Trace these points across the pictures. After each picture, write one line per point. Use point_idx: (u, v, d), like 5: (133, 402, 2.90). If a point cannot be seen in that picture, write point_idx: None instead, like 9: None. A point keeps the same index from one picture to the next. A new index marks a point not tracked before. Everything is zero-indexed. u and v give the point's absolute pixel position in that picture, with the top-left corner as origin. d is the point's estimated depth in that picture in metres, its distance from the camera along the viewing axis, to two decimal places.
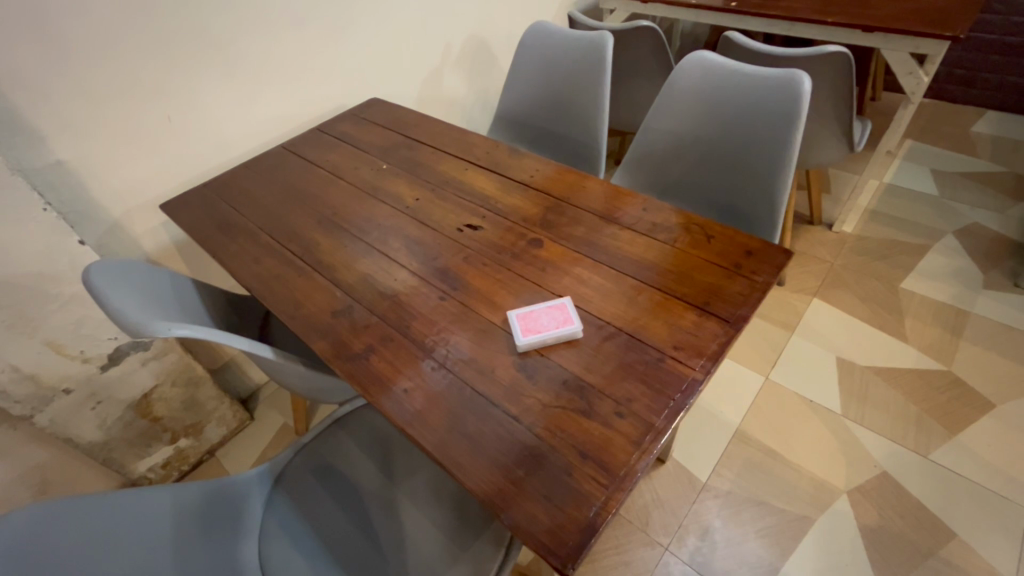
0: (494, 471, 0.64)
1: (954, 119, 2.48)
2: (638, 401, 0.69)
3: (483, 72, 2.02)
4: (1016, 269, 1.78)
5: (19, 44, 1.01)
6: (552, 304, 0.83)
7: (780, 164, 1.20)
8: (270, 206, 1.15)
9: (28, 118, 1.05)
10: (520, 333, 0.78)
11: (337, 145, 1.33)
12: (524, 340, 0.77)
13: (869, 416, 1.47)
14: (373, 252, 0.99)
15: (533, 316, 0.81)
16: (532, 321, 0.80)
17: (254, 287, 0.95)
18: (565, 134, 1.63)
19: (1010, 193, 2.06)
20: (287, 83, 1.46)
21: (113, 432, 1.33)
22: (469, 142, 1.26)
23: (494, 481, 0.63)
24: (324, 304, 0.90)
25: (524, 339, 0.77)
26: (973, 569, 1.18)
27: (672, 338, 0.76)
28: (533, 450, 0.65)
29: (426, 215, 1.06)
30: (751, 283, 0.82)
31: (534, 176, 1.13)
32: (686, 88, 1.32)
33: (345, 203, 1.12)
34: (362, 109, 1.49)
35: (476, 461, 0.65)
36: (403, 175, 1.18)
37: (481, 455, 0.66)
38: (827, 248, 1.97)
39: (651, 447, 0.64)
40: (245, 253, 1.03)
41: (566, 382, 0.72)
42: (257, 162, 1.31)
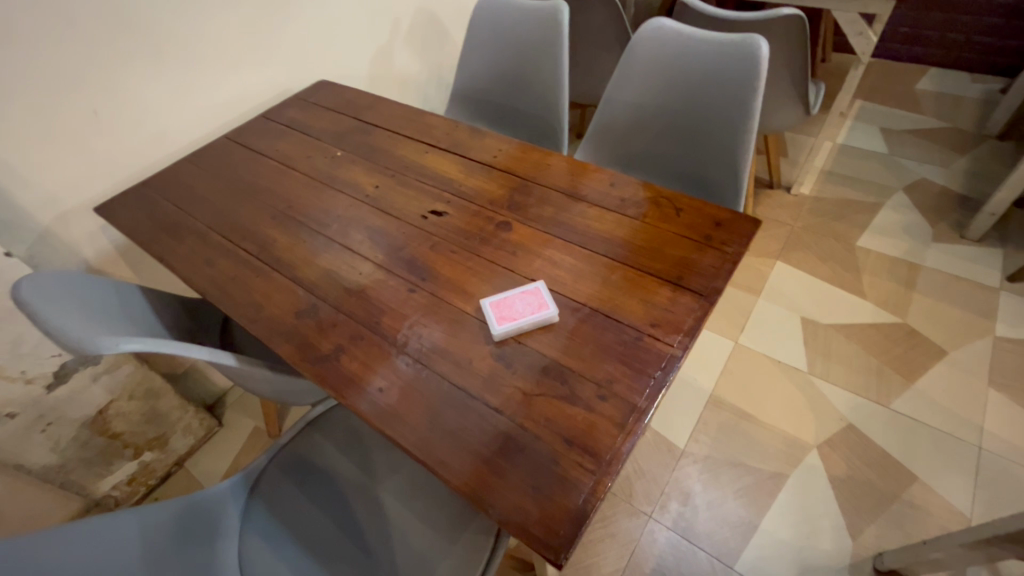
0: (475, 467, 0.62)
1: (899, 77, 2.55)
2: (619, 382, 0.68)
3: (437, 47, 1.94)
4: (961, 221, 1.87)
5: None
6: (527, 287, 0.81)
7: (741, 132, 1.20)
8: (218, 203, 1.08)
9: None
10: (494, 323, 0.76)
11: (285, 132, 1.25)
12: (499, 329, 0.75)
13: (834, 371, 1.53)
14: (334, 246, 0.94)
15: (507, 303, 0.79)
16: (506, 308, 0.78)
17: (208, 291, 0.89)
18: (526, 110, 1.59)
19: (952, 147, 2.15)
20: (224, 68, 1.35)
21: (69, 454, 1.26)
22: (426, 123, 1.20)
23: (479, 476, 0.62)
24: (286, 305, 0.85)
25: (498, 328, 0.75)
26: (934, 508, 1.25)
27: (649, 315, 0.76)
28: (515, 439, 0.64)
29: (388, 203, 1.01)
30: (722, 255, 0.82)
31: (497, 155, 1.09)
32: (645, 57, 1.30)
33: (299, 195, 1.06)
34: (310, 92, 1.40)
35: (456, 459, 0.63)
36: (359, 162, 1.12)
37: (461, 450, 0.64)
38: (787, 211, 2.01)
39: (636, 429, 0.63)
40: (195, 255, 0.97)
41: (546, 369, 0.71)
42: (199, 155, 1.22)
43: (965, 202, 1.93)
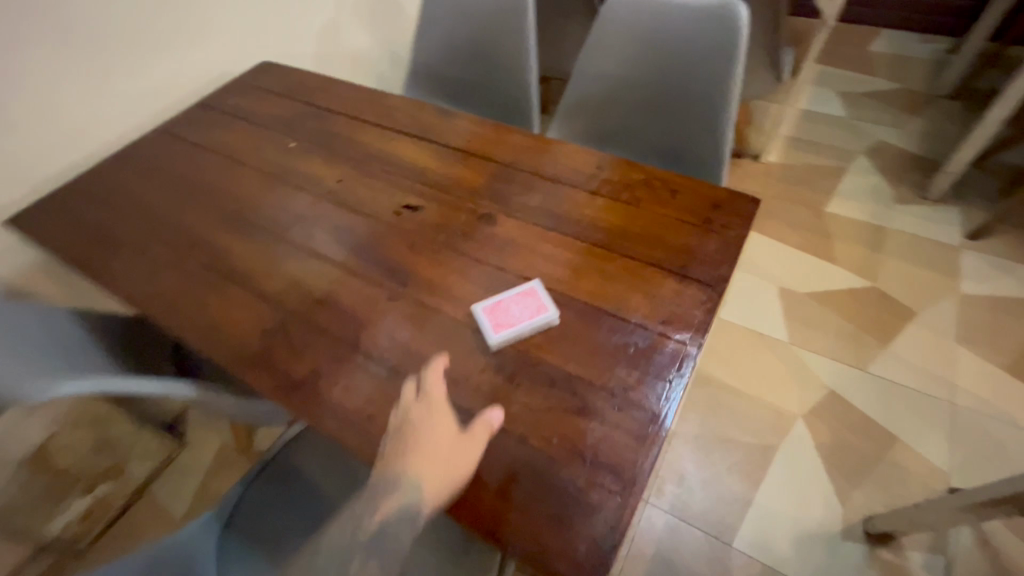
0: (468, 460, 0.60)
1: (853, 39, 2.57)
2: (633, 388, 0.63)
3: (390, 20, 1.78)
4: (921, 182, 1.91)
5: None
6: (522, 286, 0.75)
7: (722, 104, 1.15)
8: (157, 207, 0.94)
9: None
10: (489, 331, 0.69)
11: (227, 122, 1.11)
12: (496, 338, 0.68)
13: (813, 339, 1.54)
14: (299, 252, 0.83)
15: (501, 307, 0.72)
16: (502, 313, 0.71)
17: (155, 313, 0.78)
18: (492, 86, 1.49)
19: (909, 109, 2.18)
20: (148, 50, 1.19)
21: (8, 497, 1.16)
22: (388, 105, 1.09)
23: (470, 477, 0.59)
24: (250, 324, 0.75)
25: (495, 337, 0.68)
26: (915, 467, 1.29)
27: (656, 311, 0.70)
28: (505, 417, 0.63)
29: (355, 199, 0.91)
30: (724, 240, 0.77)
31: (471, 138, 0.99)
32: (619, 26, 1.22)
33: (252, 194, 0.94)
34: (251, 75, 1.25)
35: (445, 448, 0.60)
36: (317, 153, 1.00)
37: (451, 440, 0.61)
38: (757, 180, 1.99)
39: (657, 440, 0.59)
40: (134, 271, 0.84)
41: (553, 379, 0.65)
42: (129, 152, 1.06)
43: (923, 163, 1.97)
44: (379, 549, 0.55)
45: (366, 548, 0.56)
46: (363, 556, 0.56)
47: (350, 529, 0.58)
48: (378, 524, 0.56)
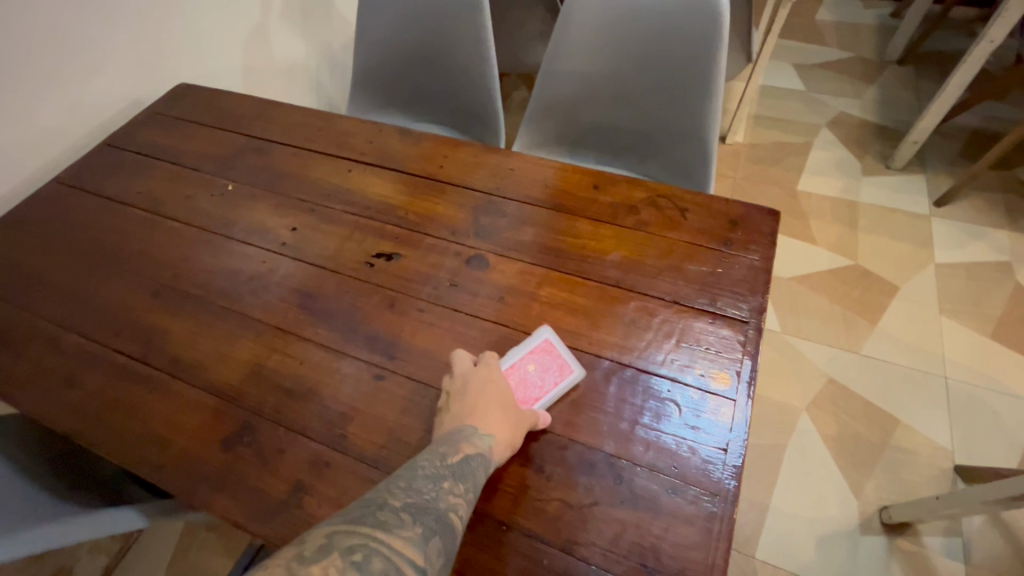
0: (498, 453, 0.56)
1: (799, 9, 2.54)
2: (684, 463, 0.54)
3: (323, 21, 1.59)
4: (884, 152, 1.91)
5: None
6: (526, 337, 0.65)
7: (708, 97, 1.06)
8: (64, 285, 0.77)
9: None
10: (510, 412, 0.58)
11: (145, 165, 0.93)
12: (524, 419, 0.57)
13: (805, 326, 1.51)
14: (255, 327, 0.69)
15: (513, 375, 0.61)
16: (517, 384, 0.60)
17: (76, 429, 0.63)
18: (450, 90, 1.35)
19: (862, 77, 2.18)
20: (35, 86, 0.99)
21: None
22: (340, 130, 0.94)
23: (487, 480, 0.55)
24: (203, 431, 0.61)
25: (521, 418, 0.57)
26: (920, 449, 1.28)
27: (691, 361, 0.61)
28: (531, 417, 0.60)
29: (316, 251, 0.77)
30: (751, 264, 0.69)
31: (442, 163, 0.87)
32: (590, 16, 1.10)
33: (186, 256, 0.78)
34: (168, 102, 1.06)
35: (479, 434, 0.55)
36: (262, 196, 0.85)
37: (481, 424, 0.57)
38: (727, 162, 1.94)
39: (723, 527, 0.50)
40: (45, 373, 0.68)
41: (589, 464, 0.55)
42: (21, 213, 0.87)
43: (883, 132, 1.98)
44: (465, 485, 0.46)
45: (453, 483, 0.45)
46: (451, 491, 0.45)
47: (425, 471, 0.45)
48: (459, 462, 0.47)
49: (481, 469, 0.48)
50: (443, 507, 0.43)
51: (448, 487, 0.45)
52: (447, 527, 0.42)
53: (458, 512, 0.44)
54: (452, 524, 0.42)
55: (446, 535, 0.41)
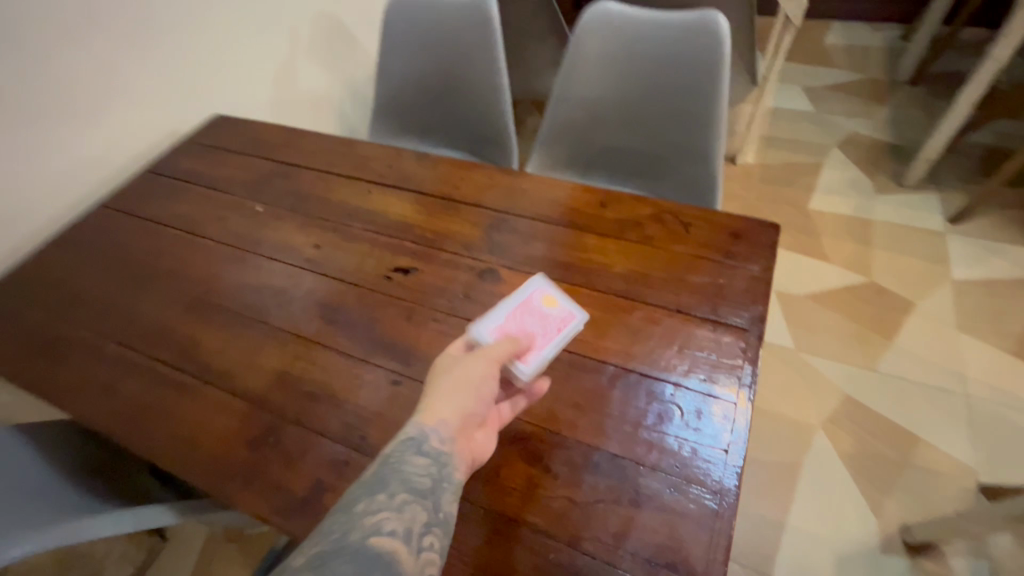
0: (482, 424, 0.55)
1: (808, 33, 2.59)
2: (686, 464, 0.56)
3: (347, 56, 1.69)
4: (896, 170, 1.92)
5: None
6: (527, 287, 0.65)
7: (713, 119, 1.10)
8: (108, 298, 0.83)
9: None
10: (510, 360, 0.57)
11: (182, 189, 1.00)
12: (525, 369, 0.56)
13: (820, 343, 1.50)
14: (281, 336, 0.74)
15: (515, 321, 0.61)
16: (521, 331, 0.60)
17: (115, 431, 0.67)
18: (465, 117, 1.42)
19: (872, 98, 2.21)
20: (86, 119, 1.09)
21: None
22: (361, 154, 1.00)
23: (471, 453, 0.52)
24: (231, 433, 0.65)
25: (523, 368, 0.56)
26: (942, 467, 1.26)
27: (694, 366, 0.63)
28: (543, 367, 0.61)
29: (338, 266, 0.82)
30: (752, 274, 0.71)
31: (457, 184, 0.92)
32: (598, 45, 1.16)
33: (218, 272, 0.84)
34: (203, 132, 1.14)
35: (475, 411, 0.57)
36: (289, 216, 0.91)
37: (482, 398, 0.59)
38: (738, 182, 1.97)
39: (725, 524, 0.52)
40: (89, 379, 0.73)
41: (593, 463, 0.57)
42: (70, 235, 0.94)
43: (895, 151, 1.99)
44: (385, 494, 0.45)
45: (372, 501, 0.44)
46: (369, 509, 0.43)
47: (338, 508, 0.44)
48: (375, 477, 0.46)
49: (400, 468, 0.47)
50: (360, 533, 0.41)
51: (364, 508, 0.43)
52: (372, 551, 0.40)
53: (383, 526, 0.42)
54: (375, 547, 0.40)
55: (367, 564, 0.39)
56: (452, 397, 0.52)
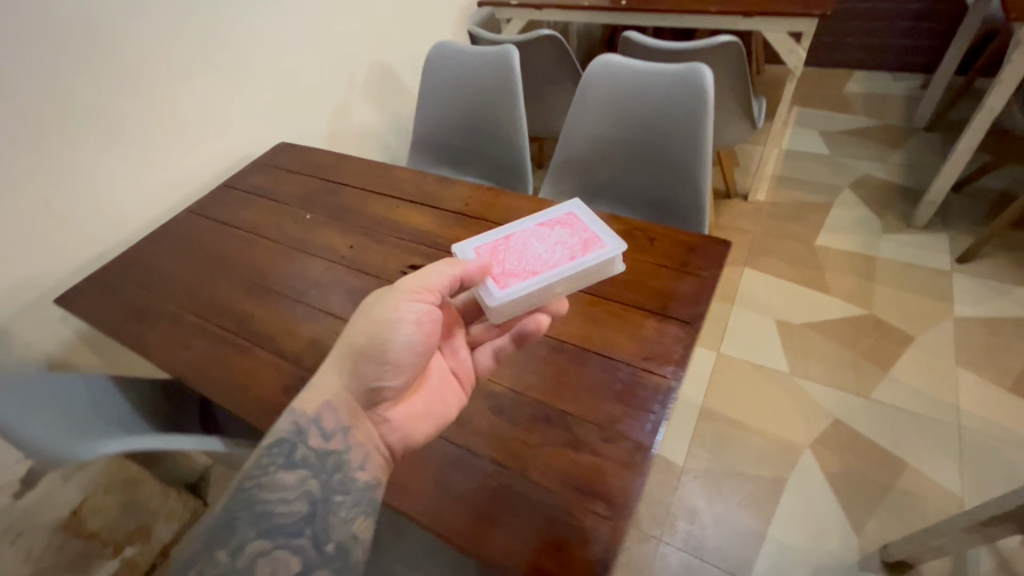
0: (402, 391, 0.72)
1: (829, 82, 2.71)
2: (621, 421, 0.69)
3: (394, 96, 1.96)
4: (906, 211, 1.98)
5: None
6: (551, 224, 0.81)
7: (698, 155, 1.25)
8: (188, 281, 1.05)
9: None
10: (495, 282, 0.71)
11: (250, 200, 1.24)
12: (504, 290, 0.70)
13: (815, 369, 1.57)
14: (316, 313, 0.93)
15: (524, 251, 0.76)
16: (534, 255, 0.75)
17: (186, 376, 0.87)
18: (488, 150, 1.62)
19: (888, 143, 2.29)
20: (184, 143, 1.35)
21: (43, 563, 1.17)
22: (393, 177, 1.21)
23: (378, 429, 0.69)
24: (272, 381, 0.83)
25: (501, 289, 0.70)
26: (927, 493, 1.29)
27: (638, 349, 0.77)
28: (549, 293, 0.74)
29: (365, 262, 1.01)
30: (701, 279, 0.85)
31: (468, 203, 1.10)
32: (601, 91, 1.34)
33: (272, 264, 1.04)
34: (270, 156, 1.39)
35: (441, 367, 0.77)
36: (332, 224, 1.11)
37: (460, 354, 0.78)
38: (748, 218, 2.08)
39: (644, 466, 0.64)
40: (169, 339, 0.94)
41: (546, 416, 0.71)
42: (162, 232, 1.18)
43: (906, 193, 2.05)
44: (235, 541, 0.60)
45: (227, 550, 0.59)
46: (225, 558, 0.59)
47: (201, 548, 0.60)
48: (230, 520, 0.61)
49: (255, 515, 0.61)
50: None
51: (220, 558, 0.59)
52: None
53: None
54: None
55: None
56: (350, 373, 0.69)
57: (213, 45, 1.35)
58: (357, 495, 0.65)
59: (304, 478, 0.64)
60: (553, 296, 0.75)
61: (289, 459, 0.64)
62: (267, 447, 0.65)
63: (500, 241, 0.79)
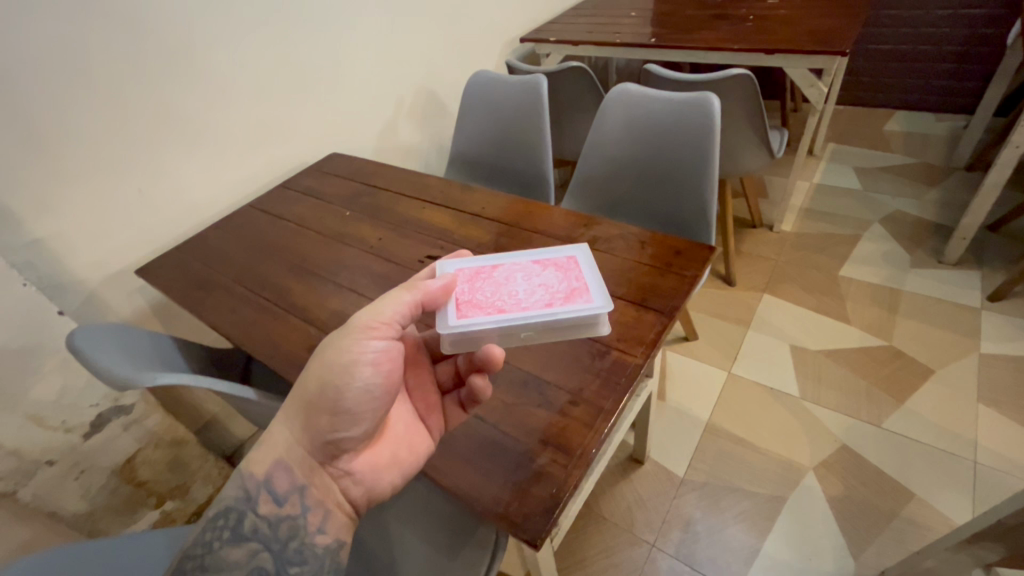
0: (364, 441, 0.71)
1: (868, 120, 2.72)
2: (590, 390, 0.78)
3: (436, 120, 2.16)
4: (937, 248, 1.96)
5: (10, 145, 1.12)
6: (547, 264, 0.82)
7: (706, 177, 1.33)
8: (242, 261, 1.22)
9: (19, 210, 1.15)
10: (456, 308, 0.73)
11: (300, 199, 1.42)
12: (460, 320, 0.71)
13: (825, 395, 1.57)
14: (342, 291, 1.07)
15: (504, 284, 0.77)
16: (512, 294, 0.75)
17: (233, 335, 1.02)
18: (515, 168, 1.76)
19: (924, 180, 2.27)
20: (250, 148, 1.57)
21: (98, 501, 1.31)
22: (423, 184, 1.37)
23: (336, 480, 0.70)
24: (301, 342, 0.97)
25: (459, 317, 0.71)
26: (933, 524, 1.26)
27: (616, 332, 0.86)
28: (510, 332, 0.74)
29: (390, 252, 1.15)
30: (682, 277, 0.94)
31: (485, 207, 1.23)
32: (615, 120, 1.47)
33: (313, 250, 1.20)
34: (322, 164, 1.59)
35: (405, 417, 0.76)
36: (366, 220, 1.27)
37: (431, 400, 0.79)
38: (772, 247, 2.12)
39: (604, 426, 0.72)
40: (222, 305, 1.10)
41: (526, 382, 0.81)
42: (225, 222, 1.38)
43: (939, 230, 2.03)
44: None
45: None
46: None
47: None
48: None
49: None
50: None
51: None
52: None
53: None
54: None
55: None
56: (302, 426, 0.68)
57: (285, 66, 1.58)
58: (317, 562, 0.66)
59: (254, 550, 0.64)
60: (515, 336, 0.75)
61: (236, 531, 0.64)
62: (214, 517, 0.65)
63: (487, 270, 0.81)
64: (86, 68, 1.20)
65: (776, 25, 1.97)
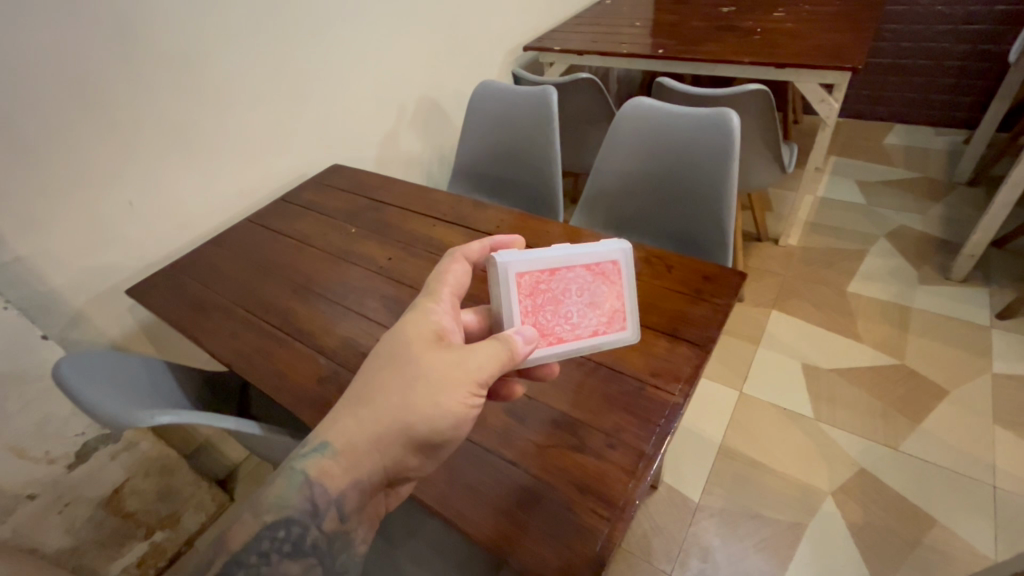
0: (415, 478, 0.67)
1: (867, 134, 2.73)
2: (627, 431, 0.73)
3: (438, 130, 2.11)
4: (944, 264, 1.95)
5: None
6: (595, 270, 0.69)
7: (725, 195, 1.29)
8: (243, 280, 1.15)
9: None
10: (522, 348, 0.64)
11: (302, 213, 1.36)
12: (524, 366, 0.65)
13: (841, 416, 1.54)
14: (350, 315, 1.01)
15: (559, 306, 0.67)
16: (565, 320, 0.67)
17: (233, 363, 0.95)
18: (522, 180, 1.71)
19: (927, 195, 2.27)
20: (247, 160, 1.50)
21: (84, 535, 1.24)
22: (432, 199, 1.31)
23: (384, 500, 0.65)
24: (308, 372, 0.90)
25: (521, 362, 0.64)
26: (957, 552, 1.23)
27: (649, 366, 0.81)
28: None
29: (400, 273, 1.09)
30: (715, 306, 0.89)
31: (498, 225, 1.18)
32: (628, 134, 1.43)
33: (317, 270, 1.14)
34: (323, 176, 1.53)
35: None
36: (373, 237, 1.21)
37: None
38: (778, 262, 2.09)
39: (646, 474, 0.67)
40: (221, 329, 1.03)
41: (556, 422, 0.76)
42: (222, 237, 1.31)
43: (945, 245, 2.02)
44: None
45: None
46: None
47: None
48: None
49: None
50: None
51: None
52: None
53: None
54: None
55: None
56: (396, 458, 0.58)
57: (281, 76, 1.52)
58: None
59: (311, 565, 0.58)
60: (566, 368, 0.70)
61: (296, 545, 0.57)
62: (273, 526, 0.57)
63: (545, 277, 0.66)
64: (73, 74, 1.13)
65: (784, 38, 1.95)
